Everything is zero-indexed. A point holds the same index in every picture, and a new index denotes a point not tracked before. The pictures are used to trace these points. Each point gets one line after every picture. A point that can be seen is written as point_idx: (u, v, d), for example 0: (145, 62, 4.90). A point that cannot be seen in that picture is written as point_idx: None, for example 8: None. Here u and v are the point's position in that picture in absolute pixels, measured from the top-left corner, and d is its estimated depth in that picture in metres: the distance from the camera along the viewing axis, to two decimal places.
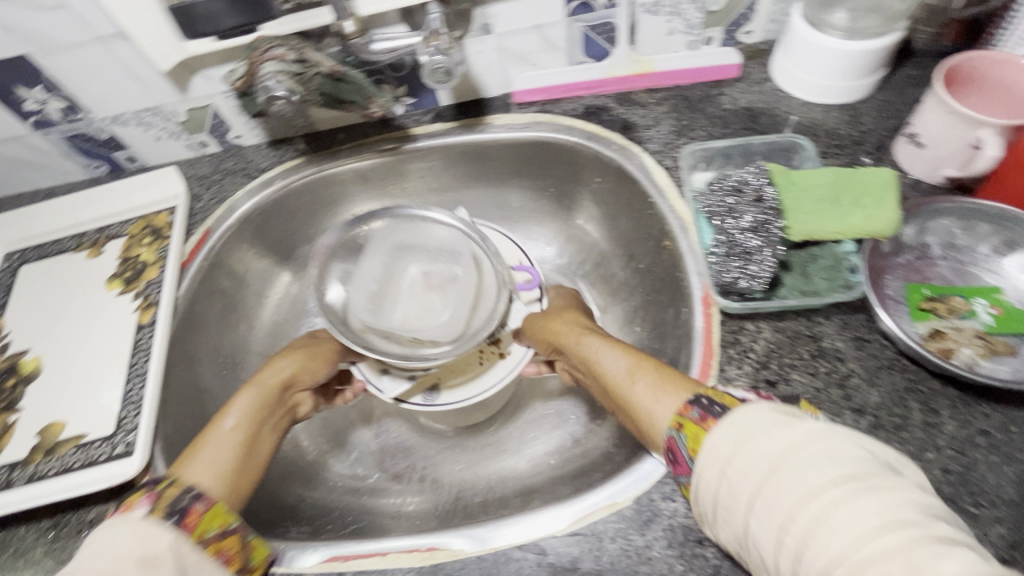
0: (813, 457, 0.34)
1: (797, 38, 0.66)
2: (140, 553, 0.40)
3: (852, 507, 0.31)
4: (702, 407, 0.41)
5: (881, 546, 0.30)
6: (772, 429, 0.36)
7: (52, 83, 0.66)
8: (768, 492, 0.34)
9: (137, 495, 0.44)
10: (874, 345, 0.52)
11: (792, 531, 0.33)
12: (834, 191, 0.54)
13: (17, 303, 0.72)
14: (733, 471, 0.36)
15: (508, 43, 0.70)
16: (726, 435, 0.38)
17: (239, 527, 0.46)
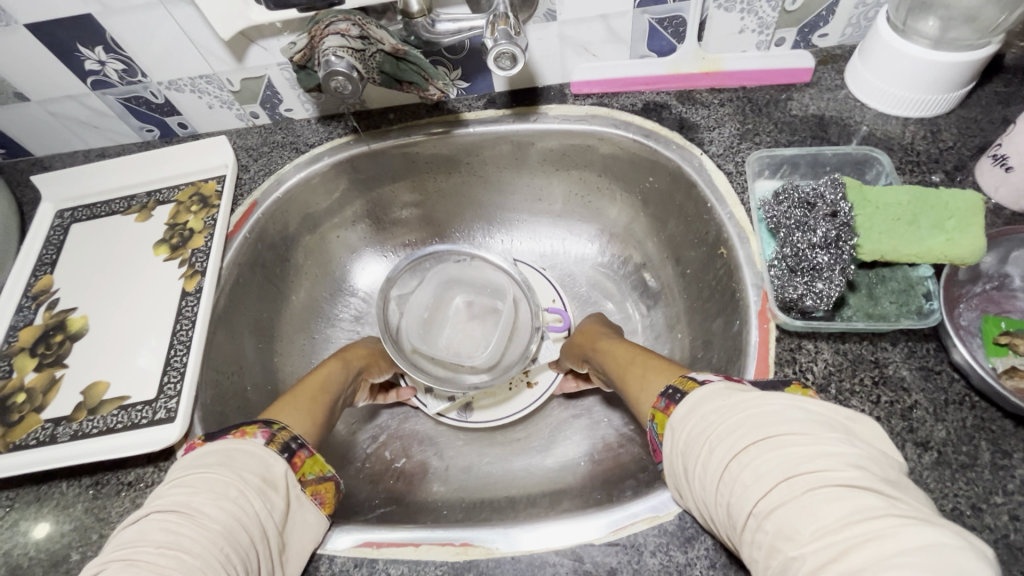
0: (743, 422, 0.38)
1: (880, 45, 0.62)
2: (260, 472, 0.46)
3: (767, 461, 0.35)
4: (668, 395, 0.46)
5: (784, 494, 0.34)
6: (716, 402, 0.41)
7: (114, 45, 0.66)
8: (707, 455, 0.39)
9: (253, 428, 0.50)
10: (942, 377, 0.49)
11: (723, 487, 0.37)
12: (913, 211, 0.51)
13: (67, 260, 0.73)
14: (682, 440, 0.42)
15: (571, 32, 0.68)
16: (685, 412, 0.43)
17: (333, 476, 0.53)
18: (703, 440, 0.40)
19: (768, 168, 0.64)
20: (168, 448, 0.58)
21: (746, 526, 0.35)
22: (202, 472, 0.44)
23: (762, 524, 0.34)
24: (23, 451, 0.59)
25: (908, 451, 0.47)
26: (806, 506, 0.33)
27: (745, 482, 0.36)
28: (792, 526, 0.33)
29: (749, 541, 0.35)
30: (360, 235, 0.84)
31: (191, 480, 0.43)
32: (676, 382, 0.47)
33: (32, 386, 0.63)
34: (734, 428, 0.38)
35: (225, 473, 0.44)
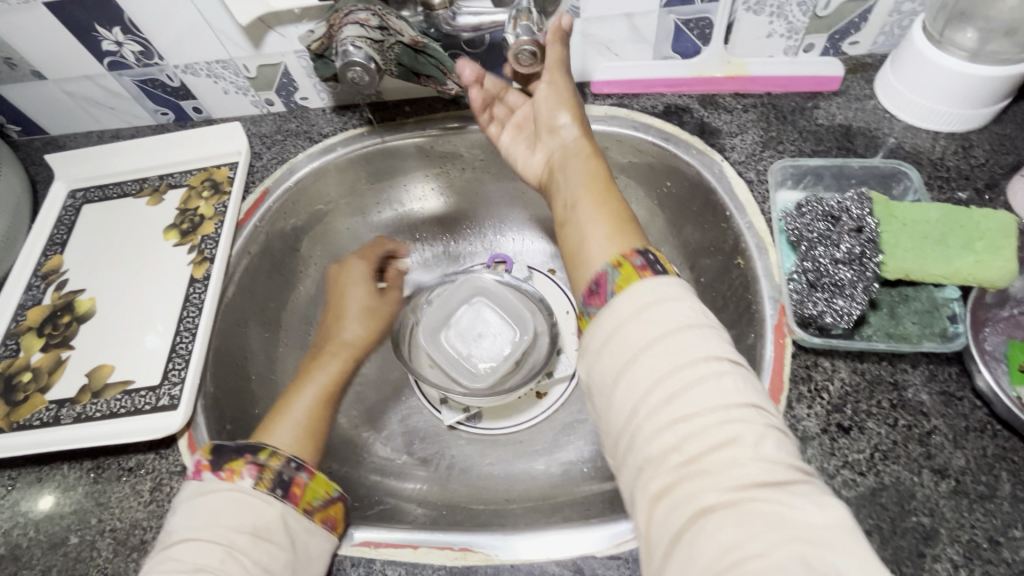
0: (719, 345, 0.38)
1: (914, 56, 0.59)
2: (249, 525, 0.44)
3: (737, 388, 0.36)
4: (647, 259, 0.42)
5: (745, 421, 0.35)
6: (692, 306, 0.39)
7: (132, 26, 0.65)
8: (674, 348, 0.37)
9: (239, 464, 0.47)
10: (963, 403, 0.48)
11: (679, 382, 0.36)
12: (942, 230, 0.49)
13: (77, 241, 0.73)
14: (645, 321, 0.39)
15: (594, 29, 0.66)
16: (662, 287, 0.40)
17: (341, 495, 0.51)
18: (672, 334, 0.38)
19: (791, 178, 0.63)
20: (170, 436, 0.58)
21: (686, 423, 0.35)
22: (191, 539, 0.43)
23: (709, 432, 0.35)
24: (26, 432, 0.59)
25: (925, 478, 0.45)
26: (758, 438, 0.35)
27: (712, 395, 0.36)
28: (741, 448, 0.34)
29: (676, 432, 0.35)
30: (370, 227, 0.83)
31: (177, 551, 0.42)
32: (655, 251, 0.43)
33: (38, 366, 0.63)
34: (711, 343, 0.38)
35: (211, 538, 0.43)
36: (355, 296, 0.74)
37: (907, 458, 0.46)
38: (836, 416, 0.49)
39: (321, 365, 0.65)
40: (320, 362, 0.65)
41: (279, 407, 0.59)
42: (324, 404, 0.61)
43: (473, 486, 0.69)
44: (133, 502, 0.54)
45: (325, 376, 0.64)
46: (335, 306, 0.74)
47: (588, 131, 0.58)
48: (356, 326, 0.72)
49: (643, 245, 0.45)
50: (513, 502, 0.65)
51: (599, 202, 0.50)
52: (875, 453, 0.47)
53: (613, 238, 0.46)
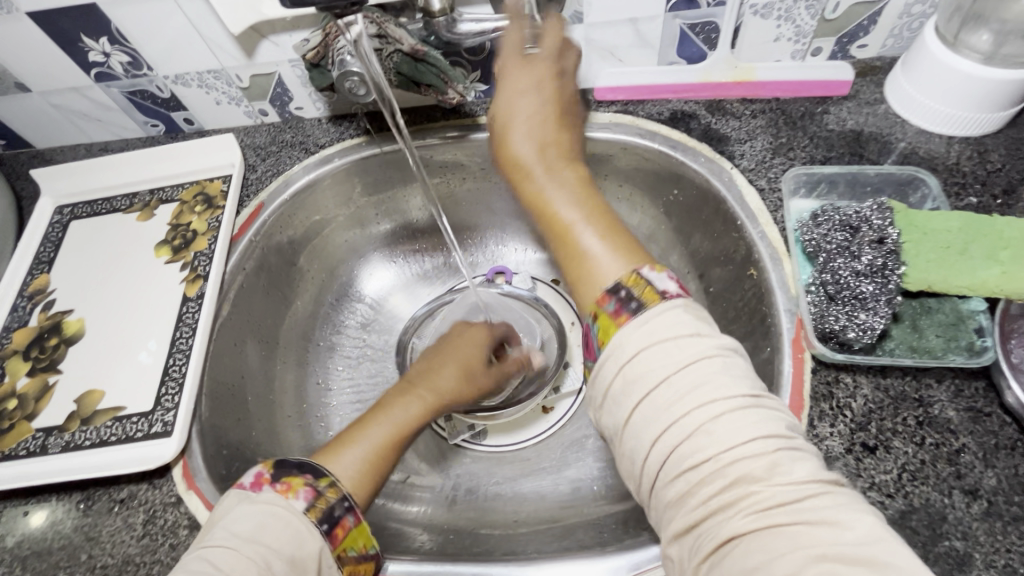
0: (711, 371, 0.37)
1: (928, 59, 0.58)
2: (289, 553, 0.40)
3: (735, 419, 0.35)
4: (619, 300, 0.42)
5: (750, 450, 0.34)
6: (681, 335, 0.38)
7: (119, 37, 0.63)
8: (666, 394, 0.37)
9: (297, 483, 0.44)
10: (992, 420, 0.46)
11: (675, 431, 0.36)
12: (964, 239, 0.48)
13: (65, 259, 0.70)
14: (634, 371, 0.38)
15: (598, 35, 0.64)
16: (636, 331, 0.39)
17: (376, 553, 0.46)
18: (662, 377, 0.37)
19: (805, 185, 0.61)
20: (163, 465, 0.55)
21: (692, 468, 0.35)
22: (231, 547, 0.39)
23: (718, 468, 0.34)
24: (13, 462, 0.56)
25: (956, 499, 0.44)
26: (768, 464, 0.34)
27: (709, 432, 0.35)
28: (751, 480, 0.33)
29: (685, 480, 0.35)
30: (368, 239, 0.81)
31: (214, 555, 0.39)
32: (626, 282, 0.43)
33: (24, 391, 0.61)
34: (703, 374, 0.37)
35: (250, 555, 0.39)
36: (471, 351, 0.59)
37: (936, 479, 0.44)
38: (860, 435, 0.47)
39: (398, 398, 0.54)
40: (399, 398, 0.54)
41: (348, 433, 0.50)
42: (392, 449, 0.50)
43: (480, 507, 0.66)
44: (125, 537, 0.52)
45: (401, 414, 0.52)
46: (444, 346, 0.60)
47: (555, 137, 0.53)
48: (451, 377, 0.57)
49: (620, 275, 0.44)
50: (523, 524, 0.63)
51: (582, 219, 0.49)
52: (903, 473, 0.45)
53: (597, 272, 0.45)
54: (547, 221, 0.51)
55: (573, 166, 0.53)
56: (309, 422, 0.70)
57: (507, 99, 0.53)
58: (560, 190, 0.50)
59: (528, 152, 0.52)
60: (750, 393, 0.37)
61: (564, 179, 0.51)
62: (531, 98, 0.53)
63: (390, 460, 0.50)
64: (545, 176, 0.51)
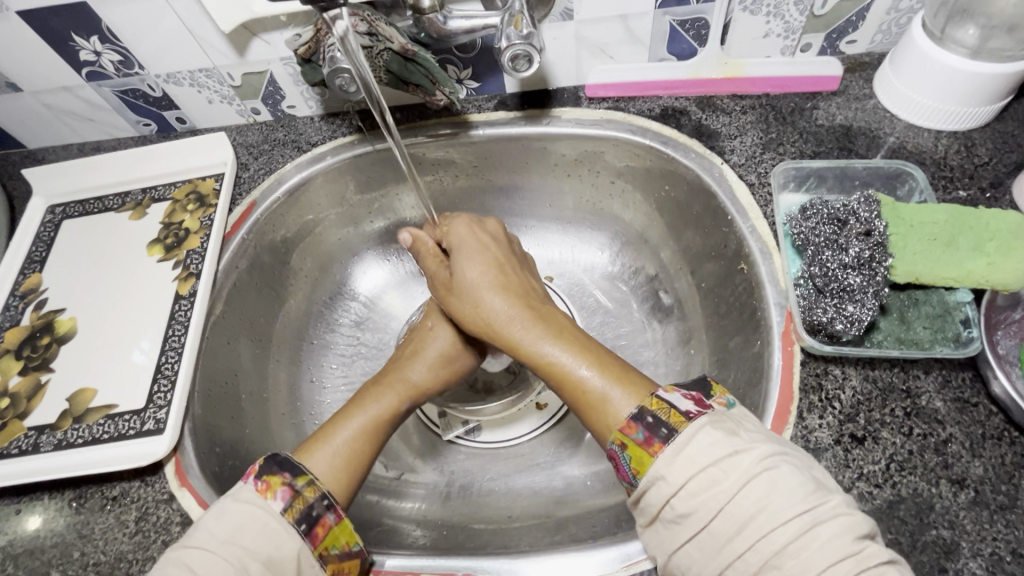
0: (763, 494, 0.37)
1: (915, 54, 0.58)
2: (266, 555, 0.42)
3: (803, 547, 0.36)
4: (646, 425, 0.42)
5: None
6: (722, 452, 0.39)
7: (110, 35, 0.63)
8: (724, 525, 0.37)
9: (275, 482, 0.45)
10: (979, 410, 0.47)
11: (742, 563, 0.37)
12: (951, 231, 0.48)
13: (57, 258, 0.70)
14: (687, 501, 0.39)
15: (588, 32, 0.65)
16: (677, 460, 0.40)
17: (360, 549, 0.47)
18: (718, 506, 0.38)
19: (794, 180, 0.61)
20: (156, 462, 0.55)
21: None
22: (208, 550, 0.41)
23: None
24: (5, 461, 0.56)
25: (944, 489, 0.44)
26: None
27: (780, 566, 0.36)
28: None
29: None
30: (362, 237, 0.81)
31: (192, 558, 0.41)
32: (649, 406, 0.43)
33: (16, 390, 0.60)
34: (756, 498, 0.37)
35: (227, 558, 0.41)
36: (438, 333, 0.61)
37: (924, 469, 0.45)
38: (849, 426, 0.47)
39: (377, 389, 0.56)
40: (374, 392, 0.56)
41: (322, 430, 0.51)
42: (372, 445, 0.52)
43: (474, 502, 0.67)
44: (117, 534, 0.52)
45: (376, 409, 0.54)
46: (414, 336, 0.63)
47: (518, 286, 0.55)
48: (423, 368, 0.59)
49: (640, 401, 0.44)
50: (516, 519, 0.63)
51: (587, 364, 0.47)
52: (891, 464, 0.45)
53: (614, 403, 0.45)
54: (540, 368, 0.50)
55: (543, 305, 0.54)
56: (303, 420, 0.71)
57: (461, 269, 0.56)
58: (546, 335, 0.50)
59: (499, 307, 0.53)
60: (808, 507, 0.37)
61: (538, 322, 0.52)
62: (478, 258, 0.56)
63: (367, 458, 0.51)
64: (521, 326, 0.52)
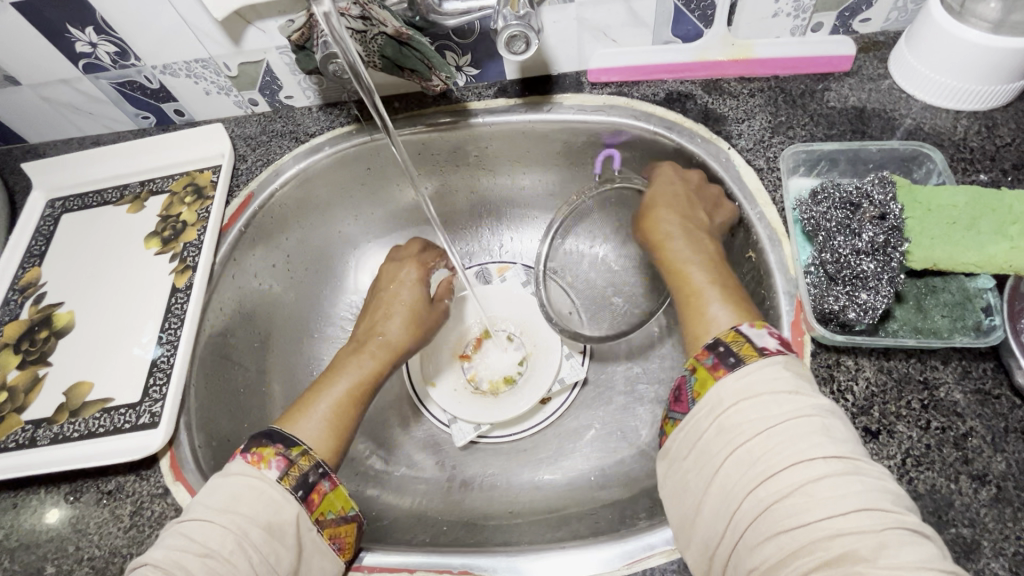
0: (809, 430, 0.37)
1: (932, 30, 0.55)
2: (265, 519, 0.42)
3: (839, 482, 0.35)
4: (717, 353, 0.43)
5: (851, 522, 0.33)
6: (781, 390, 0.39)
7: (104, 26, 0.62)
8: (761, 446, 0.37)
9: (268, 453, 0.45)
10: (1002, 403, 0.45)
11: (770, 486, 0.36)
12: (971, 214, 0.46)
13: (56, 253, 0.70)
14: (730, 420, 0.39)
15: (590, 14, 0.62)
16: (736, 384, 0.40)
17: (357, 515, 0.48)
18: (761, 429, 0.38)
19: (804, 164, 0.59)
20: (151, 456, 0.55)
21: (789, 530, 0.34)
22: (205, 519, 0.41)
23: (807, 504, 0.34)
24: (2, 455, 0.56)
25: (963, 485, 0.42)
26: (875, 544, 0.33)
27: (811, 495, 0.35)
28: (856, 557, 0.32)
29: (779, 543, 0.34)
30: (362, 227, 0.79)
31: (187, 528, 0.41)
32: (724, 338, 0.44)
33: (15, 384, 0.60)
34: (799, 431, 0.37)
35: (225, 524, 0.41)
36: (402, 293, 0.65)
37: (942, 464, 0.43)
38: (863, 419, 0.45)
39: (351, 358, 0.59)
40: (344, 366, 0.58)
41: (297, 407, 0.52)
42: (353, 404, 0.54)
43: (475, 497, 0.66)
44: (112, 528, 0.51)
45: (349, 380, 0.56)
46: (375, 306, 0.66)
47: (697, 221, 0.57)
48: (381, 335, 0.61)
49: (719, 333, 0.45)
50: (519, 515, 0.62)
51: (712, 282, 0.51)
52: (907, 458, 0.43)
53: (722, 324, 0.47)
54: (677, 281, 0.53)
55: (711, 246, 0.55)
56: None
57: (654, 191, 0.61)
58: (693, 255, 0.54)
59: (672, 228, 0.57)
60: (850, 456, 0.36)
61: (691, 241, 0.56)
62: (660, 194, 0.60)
63: (352, 417, 0.53)
64: (680, 242, 0.56)
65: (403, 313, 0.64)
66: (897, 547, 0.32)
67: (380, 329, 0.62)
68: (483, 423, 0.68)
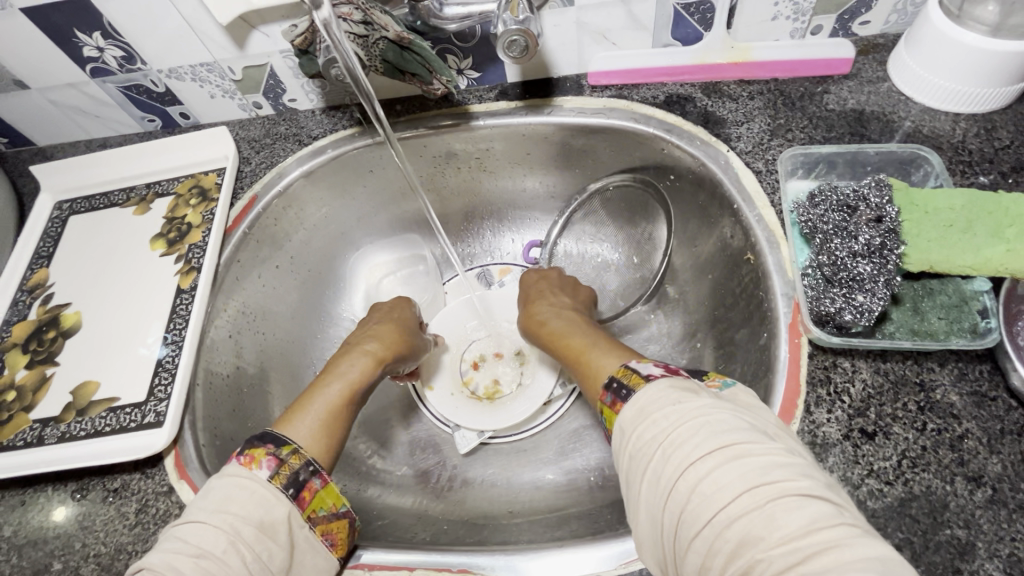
0: (695, 431, 0.37)
1: (930, 32, 0.55)
2: (258, 518, 0.42)
3: (728, 472, 0.34)
4: (613, 390, 0.44)
5: (746, 506, 0.33)
6: (669, 403, 0.39)
7: (112, 32, 0.63)
8: (658, 463, 0.37)
9: (259, 453, 0.45)
10: (998, 405, 0.45)
11: (674, 498, 0.35)
12: (967, 217, 0.46)
13: (63, 254, 0.71)
14: (635, 446, 0.39)
15: (590, 17, 0.62)
16: (632, 412, 0.41)
17: (348, 511, 0.48)
18: (657, 445, 0.38)
19: (802, 166, 0.59)
20: (155, 455, 0.56)
21: (699, 534, 0.34)
22: (198, 521, 0.41)
23: (706, 505, 0.34)
24: (10, 453, 0.57)
25: (959, 486, 0.42)
26: (767, 518, 0.32)
27: (705, 494, 0.34)
28: (760, 541, 0.32)
29: (697, 550, 0.34)
30: (364, 229, 0.80)
31: (182, 531, 0.41)
32: (616, 374, 0.45)
33: (22, 384, 0.61)
34: (686, 435, 0.37)
35: (218, 524, 0.40)
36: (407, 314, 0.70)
37: (938, 466, 0.43)
38: (859, 421, 0.46)
39: (347, 358, 0.59)
40: (343, 362, 0.58)
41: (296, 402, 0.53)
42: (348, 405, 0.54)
43: (475, 495, 0.66)
44: (118, 525, 0.52)
45: (348, 377, 0.56)
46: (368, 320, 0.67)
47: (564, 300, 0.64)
48: (374, 337, 0.63)
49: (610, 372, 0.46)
50: (518, 514, 0.62)
51: (593, 342, 0.52)
52: (903, 460, 0.44)
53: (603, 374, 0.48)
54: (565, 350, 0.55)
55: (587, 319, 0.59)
56: None
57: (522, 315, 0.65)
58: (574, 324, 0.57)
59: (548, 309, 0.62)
60: (738, 442, 0.36)
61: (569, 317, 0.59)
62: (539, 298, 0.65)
63: (344, 420, 0.53)
64: (559, 322, 0.59)
65: (392, 322, 0.66)
66: (785, 515, 0.32)
67: (373, 333, 0.63)
68: (488, 430, 0.69)
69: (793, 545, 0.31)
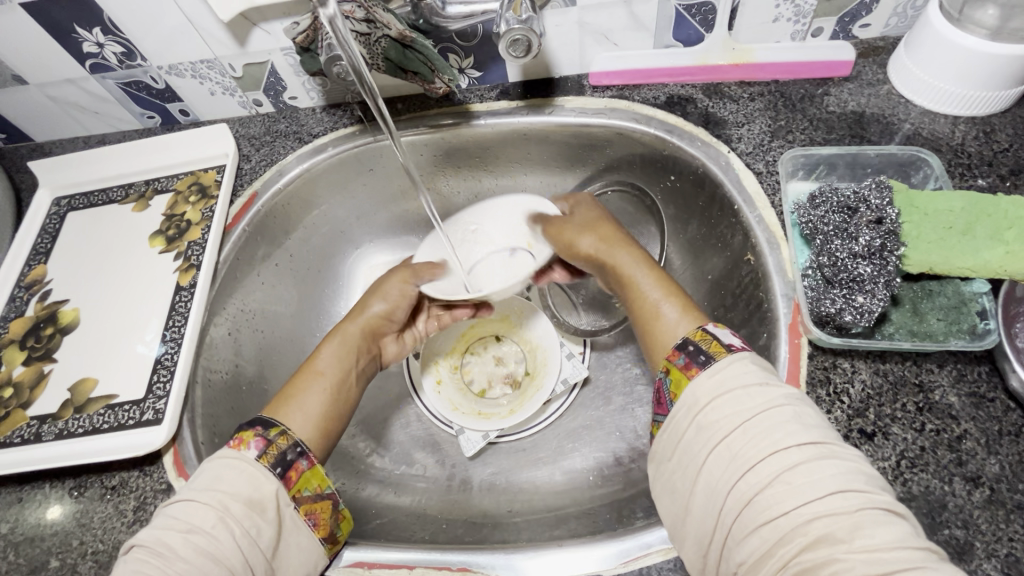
0: (781, 420, 0.37)
1: (931, 35, 0.55)
2: (246, 496, 0.42)
3: (815, 468, 0.35)
4: (688, 353, 0.44)
5: (829, 506, 0.34)
6: (754, 386, 0.40)
7: (112, 28, 0.63)
8: (739, 442, 0.37)
9: (247, 435, 0.46)
10: (995, 406, 0.45)
11: (752, 478, 0.36)
12: (966, 219, 0.46)
13: (61, 250, 0.71)
14: (707, 419, 0.40)
15: (592, 18, 0.62)
16: (710, 378, 0.41)
17: (333, 493, 0.48)
18: (736, 423, 0.38)
19: (803, 168, 0.60)
20: (153, 452, 0.55)
21: (772, 520, 0.34)
22: (188, 500, 0.41)
23: (788, 492, 0.35)
24: (7, 450, 0.56)
25: (957, 487, 0.42)
26: (852, 525, 0.33)
27: (789, 483, 0.35)
28: (836, 541, 0.33)
29: (762, 535, 0.34)
30: (364, 226, 0.80)
31: (175, 510, 0.41)
32: (693, 337, 0.45)
33: (20, 380, 0.61)
34: (774, 421, 0.37)
35: (207, 502, 0.41)
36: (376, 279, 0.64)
37: (936, 466, 0.43)
38: (858, 421, 0.46)
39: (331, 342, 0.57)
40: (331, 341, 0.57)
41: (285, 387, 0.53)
42: (338, 383, 0.54)
43: (474, 494, 0.66)
44: (116, 523, 0.52)
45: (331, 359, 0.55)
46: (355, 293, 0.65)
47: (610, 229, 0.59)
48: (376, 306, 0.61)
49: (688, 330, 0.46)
50: (518, 514, 0.62)
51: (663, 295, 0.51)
52: (902, 460, 0.44)
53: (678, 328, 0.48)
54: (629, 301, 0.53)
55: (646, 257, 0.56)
56: None
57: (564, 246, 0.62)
58: (634, 260, 0.55)
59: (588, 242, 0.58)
60: (824, 441, 0.37)
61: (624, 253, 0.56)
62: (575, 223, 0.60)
63: (338, 406, 0.53)
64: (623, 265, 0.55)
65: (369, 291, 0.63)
66: (873, 527, 0.32)
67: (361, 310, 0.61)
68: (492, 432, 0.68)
69: (871, 555, 0.32)
